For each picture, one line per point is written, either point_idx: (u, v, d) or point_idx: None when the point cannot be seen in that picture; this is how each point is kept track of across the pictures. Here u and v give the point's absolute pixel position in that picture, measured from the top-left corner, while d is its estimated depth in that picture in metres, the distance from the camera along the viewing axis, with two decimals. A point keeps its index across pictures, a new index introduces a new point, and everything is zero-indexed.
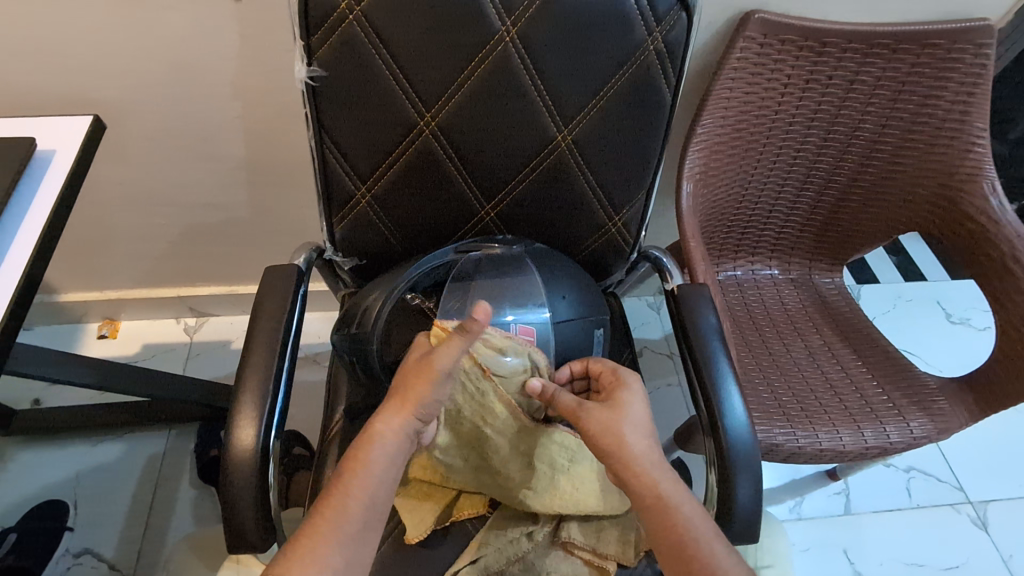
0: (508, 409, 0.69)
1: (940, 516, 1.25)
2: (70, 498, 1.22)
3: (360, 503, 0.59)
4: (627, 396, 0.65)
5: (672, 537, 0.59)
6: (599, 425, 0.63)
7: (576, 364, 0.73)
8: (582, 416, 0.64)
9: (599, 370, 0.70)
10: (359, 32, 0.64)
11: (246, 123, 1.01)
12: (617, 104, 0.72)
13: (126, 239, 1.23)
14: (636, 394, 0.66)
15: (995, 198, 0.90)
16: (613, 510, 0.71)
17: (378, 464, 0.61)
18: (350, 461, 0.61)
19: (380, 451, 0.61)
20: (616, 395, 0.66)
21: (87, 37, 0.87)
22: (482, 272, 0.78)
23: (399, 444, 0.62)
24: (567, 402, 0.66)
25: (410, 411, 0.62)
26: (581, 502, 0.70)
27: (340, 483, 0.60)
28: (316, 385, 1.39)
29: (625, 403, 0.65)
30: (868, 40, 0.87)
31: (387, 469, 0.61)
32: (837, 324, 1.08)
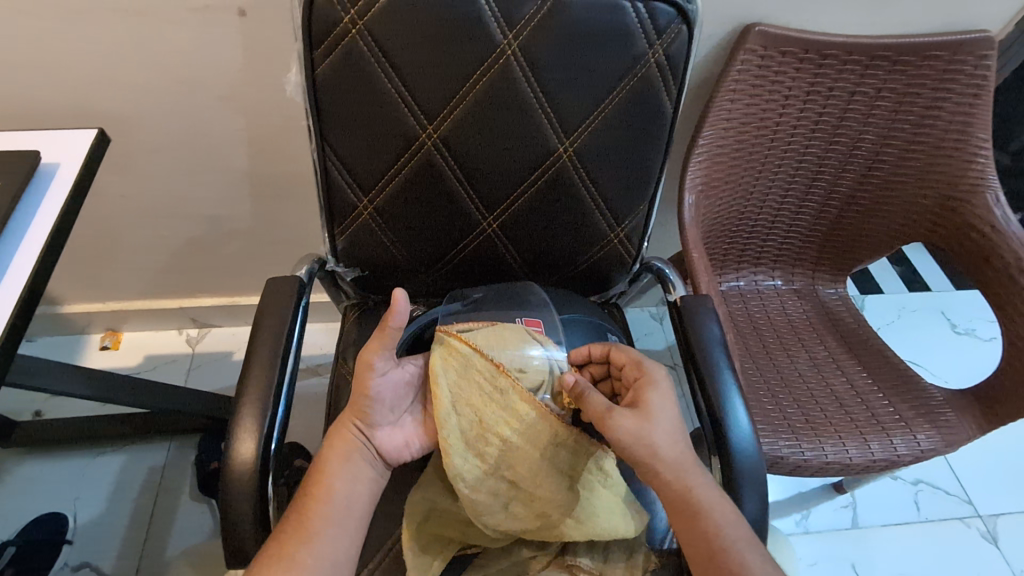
0: (535, 409, 0.67)
1: (949, 530, 1.23)
2: (70, 510, 1.22)
3: (321, 502, 0.65)
4: (656, 398, 0.64)
5: (698, 537, 0.60)
6: (631, 428, 0.62)
7: (597, 347, 0.73)
8: (613, 422, 0.62)
9: (625, 360, 0.70)
10: (361, 45, 0.65)
11: (249, 135, 1.02)
12: (618, 117, 0.72)
13: (129, 251, 1.24)
14: (664, 392, 0.65)
15: (999, 208, 0.90)
16: (638, 530, 0.69)
17: (331, 464, 0.67)
18: (312, 469, 0.68)
19: (332, 453, 0.68)
20: (643, 396, 0.65)
21: (93, 51, 0.88)
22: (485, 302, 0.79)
23: (351, 444, 0.69)
24: (596, 404, 0.64)
25: (352, 413, 0.70)
26: (612, 527, 0.67)
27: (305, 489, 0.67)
28: (317, 396, 1.38)
29: (655, 405, 0.64)
30: (868, 53, 0.87)
31: (340, 470, 0.67)
32: (842, 336, 1.07)
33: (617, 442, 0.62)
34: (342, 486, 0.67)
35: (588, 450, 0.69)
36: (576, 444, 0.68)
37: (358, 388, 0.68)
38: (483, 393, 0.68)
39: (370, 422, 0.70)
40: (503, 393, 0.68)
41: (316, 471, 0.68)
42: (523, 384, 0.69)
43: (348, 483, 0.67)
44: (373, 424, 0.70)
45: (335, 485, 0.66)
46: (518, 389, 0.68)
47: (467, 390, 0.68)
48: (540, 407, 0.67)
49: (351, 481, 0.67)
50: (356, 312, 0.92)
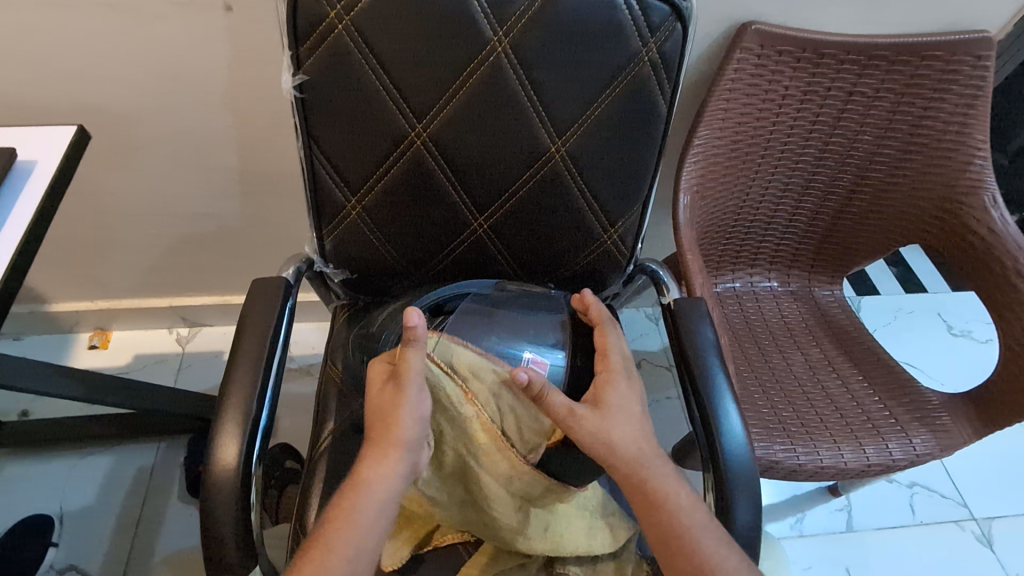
0: (494, 442, 0.66)
1: (944, 533, 1.23)
2: (56, 512, 1.20)
3: (345, 554, 0.56)
4: (616, 393, 0.65)
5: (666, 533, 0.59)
6: (592, 425, 0.61)
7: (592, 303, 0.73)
8: (574, 425, 0.61)
9: (600, 346, 0.69)
10: (348, 41, 0.63)
11: (238, 133, 1.00)
12: (611, 116, 0.71)
13: (117, 249, 1.22)
14: (627, 387, 0.66)
15: (996, 210, 0.89)
16: (600, 548, 0.69)
17: (366, 508, 0.58)
18: (336, 509, 0.59)
19: (368, 493, 0.59)
20: (602, 395, 0.64)
21: (75, 47, 0.86)
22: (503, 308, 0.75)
23: (393, 483, 0.60)
24: (558, 407, 0.61)
25: (393, 444, 0.60)
26: (575, 543, 0.68)
27: (325, 535, 0.57)
28: (309, 397, 1.36)
29: (613, 403, 0.64)
30: (866, 52, 0.86)
31: (375, 514, 0.58)
32: (837, 338, 1.06)
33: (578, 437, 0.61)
34: (371, 535, 0.58)
35: (551, 484, 0.66)
36: (534, 477, 0.66)
37: (405, 413, 0.61)
38: (446, 414, 0.67)
39: (413, 456, 0.62)
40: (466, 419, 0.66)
41: (340, 513, 0.58)
42: (485, 411, 0.66)
43: (376, 531, 0.58)
44: (416, 456, 0.62)
45: (366, 533, 0.58)
46: (481, 421, 0.66)
47: (431, 408, 0.67)
48: (500, 441, 0.66)
49: (381, 530, 0.58)
50: (346, 311, 0.90)
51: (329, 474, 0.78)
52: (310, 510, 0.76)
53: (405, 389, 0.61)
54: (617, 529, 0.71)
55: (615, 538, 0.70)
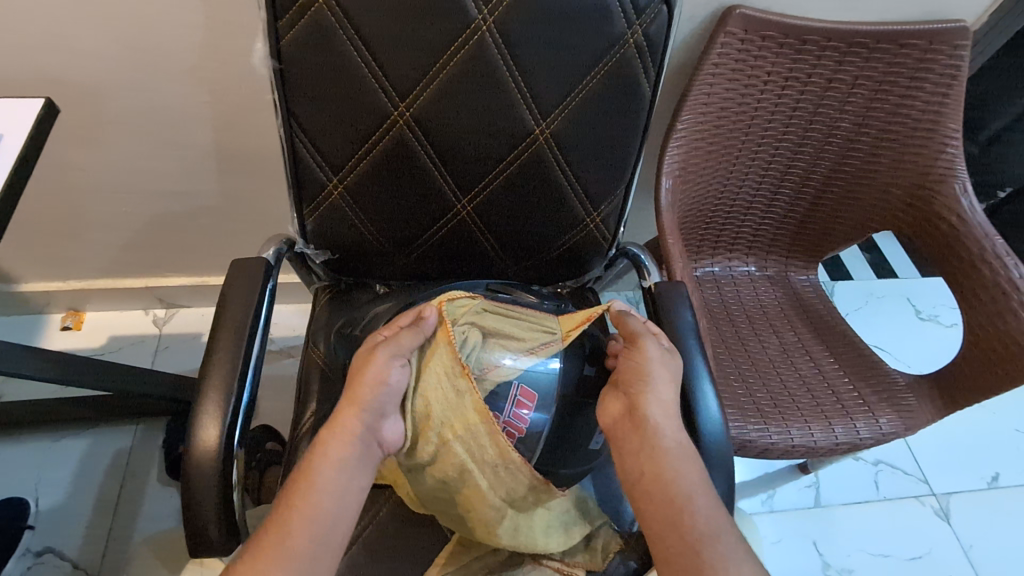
0: (484, 423, 0.63)
1: (905, 508, 1.29)
2: (30, 494, 1.18)
3: (302, 516, 0.56)
4: (677, 359, 0.67)
5: (663, 492, 0.59)
6: (656, 354, 0.66)
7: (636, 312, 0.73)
8: (642, 343, 0.67)
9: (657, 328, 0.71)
10: (330, 17, 0.62)
11: (213, 109, 0.98)
12: (596, 100, 0.71)
13: (89, 227, 1.18)
14: (681, 358, 0.68)
15: (966, 198, 0.91)
16: (556, 548, 0.69)
17: (325, 470, 0.59)
18: (301, 471, 0.60)
19: (329, 456, 0.59)
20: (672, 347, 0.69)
21: (39, 16, 0.82)
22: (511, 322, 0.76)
23: (352, 446, 0.60)
24: (635, 326, 0.69)
25: (356, 406, 0.61)
26: (529, 544, 0.67)
27: (289, 496, 0.58)
28: (289, 378, 1.36)
29: (678, 358, 0.68)
30: (846, 39, 0.87)
31: (335, 474, 0.59)
32: (810, 321, 1.10)
33: (637, 364, 0.65)
34: (332, 497, 0.58)
35: (534, 483, 0.65)
36: (520, 471, 0.64)
37: (371, 377, 0.62)
38: (440, 389, 0.64)
39: (376, 418, 0.62)
40: (460, 398, 0.63)
41: (304, 475, 0.59)
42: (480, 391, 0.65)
43: (336, 495, 0.58)
44: (379, 420, 0.62)
45: (325, 495, 0.58)
46: (476, 397, 0.63)
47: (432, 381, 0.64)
48: (492, 425, 0.63)
49: (342, 492, 0.59)
50: (328, 293, 0.90)
51: None
52: None
53: (379, 353, 0.63)
54: (573, 530, 0.70)
55: (570, 538, 0.70)
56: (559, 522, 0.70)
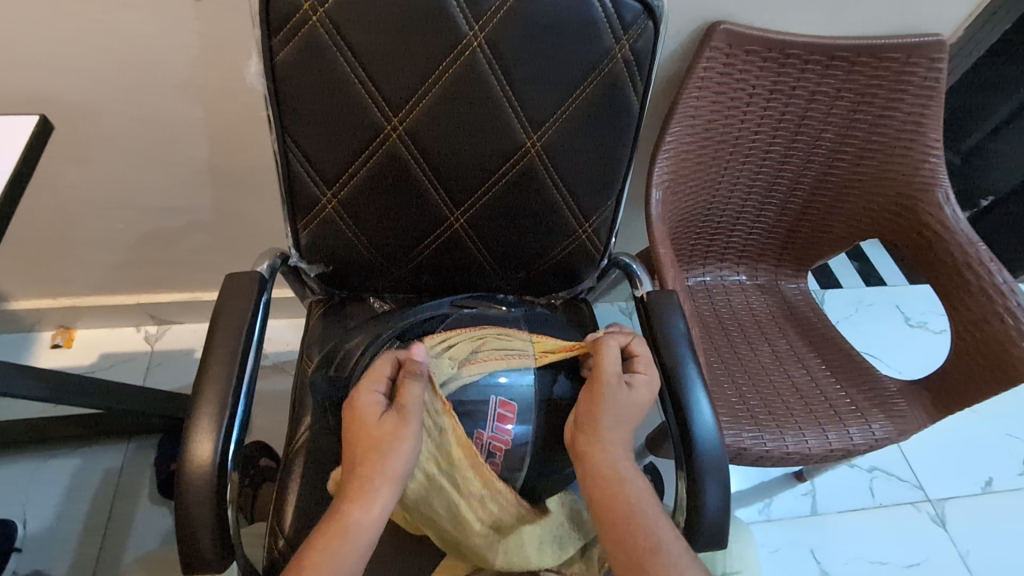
0: (465, 452, 0.65)
1: (901, 514, 1.29)
2: (18, 516, 1.16)
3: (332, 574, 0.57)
4: (642, 396, 0.66)
5: (616, 511, 0.63)
6: (612, 401, 0.65)
7: (620, 335, 0.71)
8: (606, 387, 0.65)
9: (639, 353, 0.70)
10: (323, 34, 0.63)
11: (208, 126, 0.99)
12: (585, 112, 0.72)
13: (81, 244, 1.18)
14: (649, 396, 0.66)
15: (949, 206, 0.94)
16: (547, 563, 0.68)
17: (366, 535, 0.59)
18: (331, 536, 0.59)
19: (369, 521, 0.60)
20: (639, 386, 0.66)
21: (34, 35, 0.83)
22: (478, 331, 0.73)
23: (390, 504, 0.61)
24: (607, 366, 0.66)
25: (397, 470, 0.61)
26: (519, 559, 0.67)
27: (320, 561, 0.57)
28: (282, 393, 1.35)
29: (642, 396, 0.66)
30: (828, 53, 0.89)
31: (372, 533, 0.60)
32: (801, 328, 1.11)
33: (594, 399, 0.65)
34: (363, 561, 0.59)
35: (519, 501, 0.67)
36: (502, 493, 0.66)
37: (410, 440, 0.62)
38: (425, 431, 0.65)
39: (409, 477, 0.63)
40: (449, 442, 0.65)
41: (331, 532, 0.59)
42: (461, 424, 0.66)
43: (365, 561, 0.59)
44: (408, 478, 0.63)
45: (359, 559, 0.59)
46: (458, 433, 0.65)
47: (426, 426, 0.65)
48: (474, 455, 0.65)
49: (370, 555, 0.60)
50: (322, 307, 0.90)
51: (306, 470, 0.78)
52: (287, 505, 0.76)
53: (415, 414, 0.62)
54: (567, 544, 0.70)
55: (563, 552, 0.69)
56: (551, 538, 0.69)
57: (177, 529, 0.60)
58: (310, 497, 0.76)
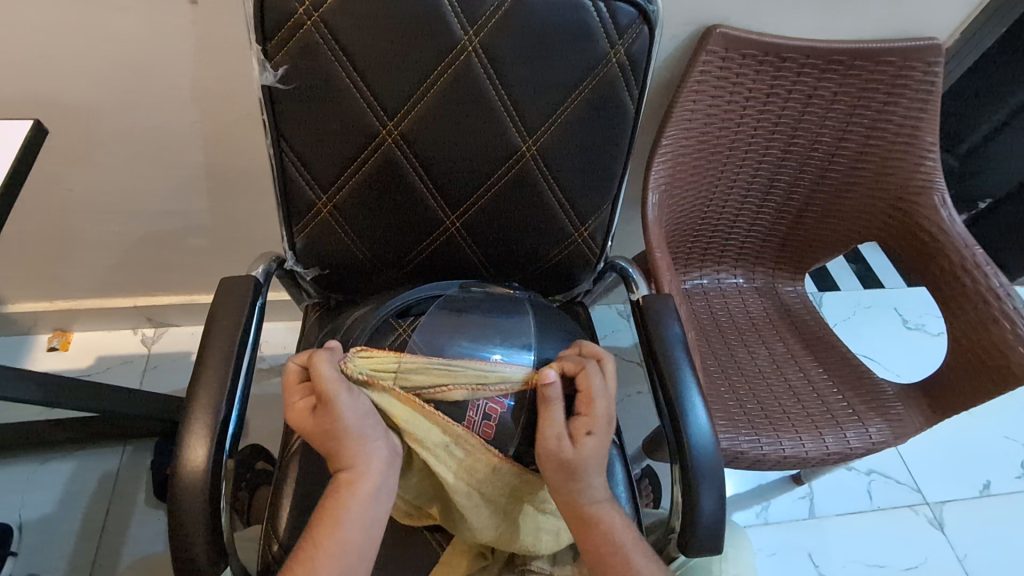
0: (426, 416, 0.65)
1: (899, 518, 1.29)
2: (14, 521, 1.16)
3: (336, 542, 0.61)
4: (590, 451, 0.64)
5: (598, 531, 0.65)
6: (560, 463, 0.64)
7: (571, 364, 0.67)
8: (550, 453, 0.63)
9: (585, 388, 0.65)
10: (319, 39, 0.63)
11: (204, 129, 0.99)
12: (580, 117, 0.72)
13: (77, 248, 1.18)
14: (593, 438, 0.64)
15: (945, 210, 0.94)
16: (546, 548, 0.70)
17: (352, 505, 0.62)
18: (325, 509, 0.63)
19: (356, 492, 0.62)
20: (581, 442, 0.63)
21: (30, 39, 0.83)
22: (475, 310, 0.75)
23: (377, 472, 0.63)
24: (544, 432, 0.63)
25: (354, 443, 0.62)
26: (517, 542, 0.69)
27: (314, 534, 0.62)
28: (279, 396, 1.35)
29: (589, 452, 0.64)
30: (824, 56, 0.89)
31: (368, 497, 0.63)
32: (798, 331, 1.11)
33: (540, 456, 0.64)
34: (358, 530, 0.62)
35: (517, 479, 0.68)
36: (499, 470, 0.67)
37: (348, 421, 0.61)
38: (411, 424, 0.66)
39: (383, 440, 0.65)
40: (414, 414, 0.65)
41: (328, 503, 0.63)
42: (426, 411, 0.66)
43: (361, 529, 0.62)
44: (383, 440, 0.65)
45: (352, 530, 0.62)
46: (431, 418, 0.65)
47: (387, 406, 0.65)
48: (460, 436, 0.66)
49: (367, 523, 0.63)
50: (319, 310, 0.90)
51: (302, 474, 0.78)
52: (283, 509, 0.76)
53: (339, 402, 0.60)
54: (562, 532, 0.70)
55: (558, 542, 0.70)
56: (552, 523, 0.69)
57: (170, 536, 0.60)
58: (306, 501, 0.76)
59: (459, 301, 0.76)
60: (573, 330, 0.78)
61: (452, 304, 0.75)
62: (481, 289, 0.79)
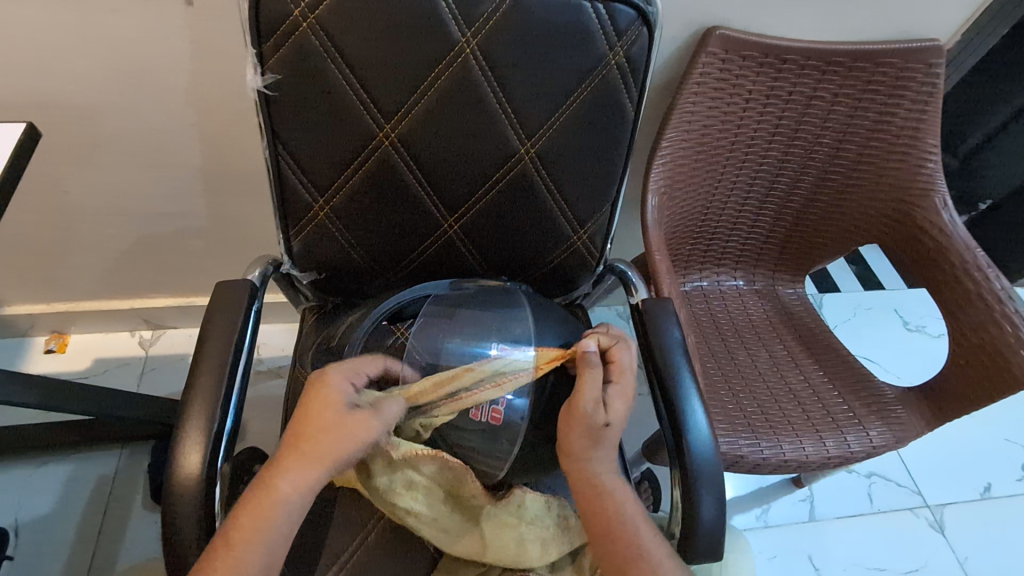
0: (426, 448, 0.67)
1: (899, 520, 1.28)
2: (10, 524, 1.15)
3: (249, 547, 0.57)
4: (620, 414, 0.65)
5: (602, 513, 0.64)
6: (591, 425, 0.63)
7: (605, 338, 0.67)
8: (586, 416, 0.63)
9: (616, 361, 0.66)
10: (315, 41, 0.62)
11: (200, 131, 0.98)
12: (579, 119, 0.72)
13: (73, 250, 1.17)
14: (624, 408, 0.65)
15: (946, 212, 0.93)
16: (532, 559, 0.68)
17: (278, 519, 0.59)
18: (248, 509, 0.59)
19: (288, 506, 0.60)
20: (614, 405, 0.64)
21: (24, 41, 0.82)
22: (470, 304, 0.75)
23: (311, 499, 0.61)
24: (582, 395, 0.63)
25: (322, 465, 0.61)
26: (497, 555, 0.68)
27: (228, 531, 0.58)
28: (277, 398, 1.34)
29: (620, 414, 0.65)
30: (824, 58, 0.89)
31: (289, 518, 0.60)
32: (798, 333, 1.10)
33: (572, 422, 0.64)
34: (268, 546, 0.58)
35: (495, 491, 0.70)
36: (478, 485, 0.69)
37: (344, 445, 0.61)
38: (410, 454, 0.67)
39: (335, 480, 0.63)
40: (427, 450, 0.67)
41: (248, 510, 0.59)
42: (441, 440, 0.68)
43: (271, 548, 0.59)
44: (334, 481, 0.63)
45: (265, 542, 0.58)
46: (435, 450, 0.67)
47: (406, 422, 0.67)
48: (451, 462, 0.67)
49: (277, 542, 0.59)
50: (316, 313, 0.89)
51: None
52: None
53: (365, 417, 0.63)
54: (547, 543, 0.69)
55: (546, 552, 0.69)
56: (535, 532, 0.69)
57: (164, 544, 0.59)
58: None
59: (451, 299, 0.76)
60: (565, 318, 0.76)
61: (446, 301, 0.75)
62: (473, 287, 0.78)
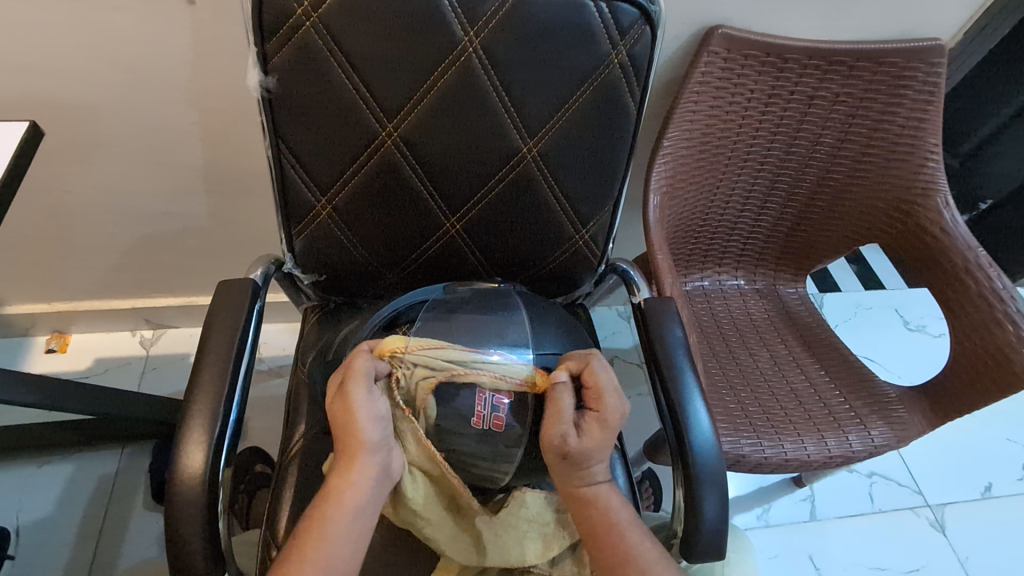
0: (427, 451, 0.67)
1: (901, 520, 1.28)
2: (11, 524, 1.15)
3: (322, 552, 0.61)
4: (598, 442, 0.64)
5: (596, 516, 0.66)
6: (562, 455, 0.65)
7: (575, 365, 0.67)
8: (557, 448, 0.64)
9: (592, 385, 0.65)
10: (317, 40, 0.62)
11: (202, 130, 0.98)
12: (581, 118, 0.72)
13: (74, 249, 1.17)
14: (602, 437, 0.64)
15: (948, 211, 0.93)
16: (533, 557, 0.69)
17: (340, 517, 0.62)
18: (311, 518, 0.63)
19: (343, 502, 0.62)
20: (590, 435, 0.64)
21: (26, 40, 0.82)
22: (466, 308, 0.73)
23: (368, 486, 0.63)
24: (550, 429, 0.64)
25: (360, 453, 0.63)
26: (502, 552, 0.68)
27: (300, 539, 0.62)
28: (278, 398, 1.34)
29: (596, 444, 0.64)
30: (826, 57, 0.89)
31: (358, 509, 0.63)
32: (800, 332, 1.10)
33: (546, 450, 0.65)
34: (343, 541, 0.62)
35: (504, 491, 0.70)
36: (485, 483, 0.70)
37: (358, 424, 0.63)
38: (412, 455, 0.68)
39: (384, 456, 0.65)
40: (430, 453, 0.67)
41: (318, 512, 0.63)
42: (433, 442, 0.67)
43: (346, 540, 0.62)
44: (386, 457, 0.65)
45: (337, 542, 0.61)
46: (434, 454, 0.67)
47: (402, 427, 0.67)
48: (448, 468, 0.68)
49: (352, 535, 0.62)
50: (317, 312, 0.89)
51: (301, 478, 0.77)
52: (282, 514, 0.75)
53: (356, 397, 0.63)
54: (549, 540, 0.70)
55: (548, 549, 0.70)
56: (540, 529, 0.70)
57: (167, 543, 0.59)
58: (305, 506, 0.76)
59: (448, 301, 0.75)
60: (565, 316, 0.78)
61: (442, 304, 0.73)
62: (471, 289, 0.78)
